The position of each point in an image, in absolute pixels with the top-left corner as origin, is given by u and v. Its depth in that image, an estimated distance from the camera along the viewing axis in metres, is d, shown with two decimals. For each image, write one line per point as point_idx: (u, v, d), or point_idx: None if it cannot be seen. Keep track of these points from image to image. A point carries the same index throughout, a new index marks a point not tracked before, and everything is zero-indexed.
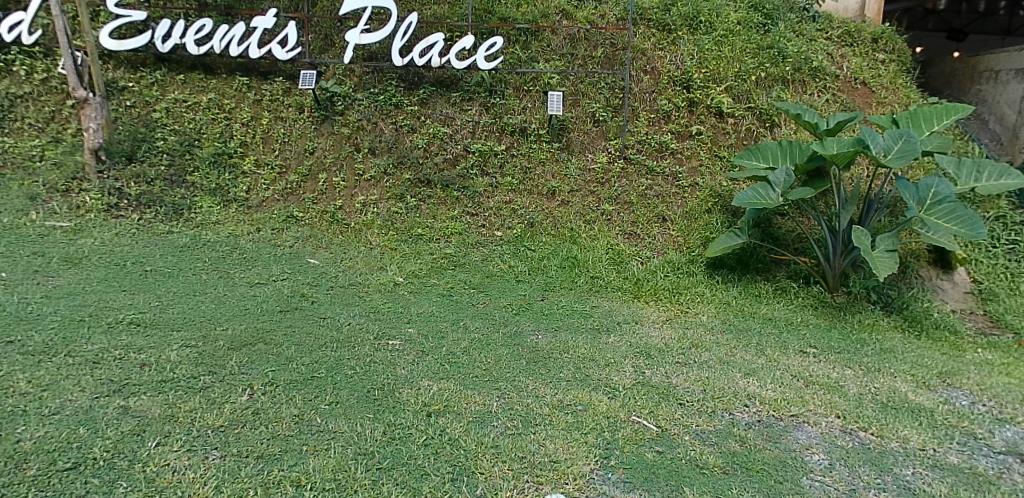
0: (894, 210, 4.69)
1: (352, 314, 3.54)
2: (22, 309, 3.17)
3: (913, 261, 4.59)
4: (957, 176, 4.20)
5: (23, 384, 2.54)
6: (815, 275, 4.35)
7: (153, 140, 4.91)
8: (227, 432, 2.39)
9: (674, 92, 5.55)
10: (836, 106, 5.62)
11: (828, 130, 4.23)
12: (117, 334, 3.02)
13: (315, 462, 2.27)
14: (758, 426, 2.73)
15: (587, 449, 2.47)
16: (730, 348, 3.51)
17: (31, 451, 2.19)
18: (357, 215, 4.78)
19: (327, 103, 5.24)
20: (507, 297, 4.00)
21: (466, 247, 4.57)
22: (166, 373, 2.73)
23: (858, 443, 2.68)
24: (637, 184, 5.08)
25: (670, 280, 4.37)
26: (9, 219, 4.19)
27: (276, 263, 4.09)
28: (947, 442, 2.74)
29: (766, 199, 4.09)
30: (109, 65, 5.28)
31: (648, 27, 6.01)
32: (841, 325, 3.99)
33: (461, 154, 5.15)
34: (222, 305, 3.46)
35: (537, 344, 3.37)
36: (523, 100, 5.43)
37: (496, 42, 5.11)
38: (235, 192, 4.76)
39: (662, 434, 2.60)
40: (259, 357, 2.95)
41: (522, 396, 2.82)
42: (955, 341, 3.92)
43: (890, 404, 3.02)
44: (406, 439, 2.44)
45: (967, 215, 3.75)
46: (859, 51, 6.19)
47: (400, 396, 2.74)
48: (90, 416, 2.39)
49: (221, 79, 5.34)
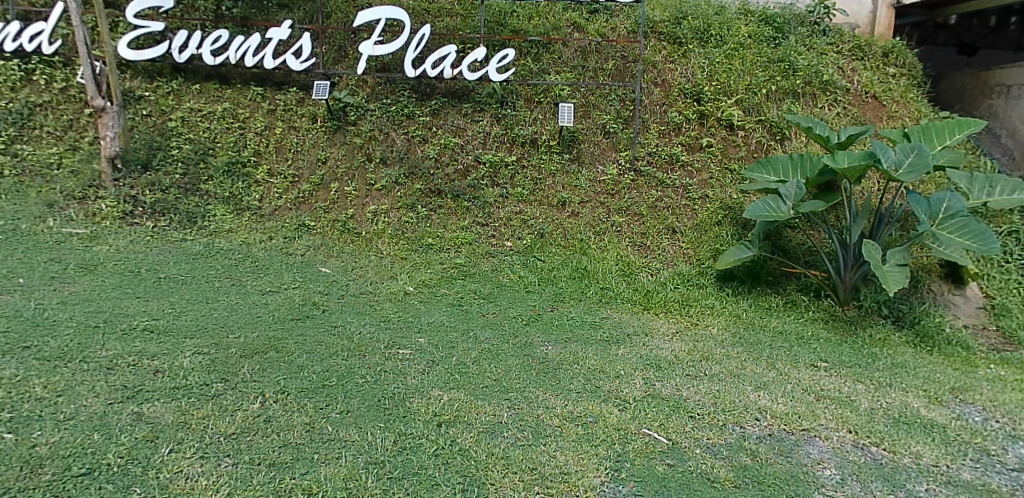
0: (905, 223, 4.69)
1: (363, 323, 3.57)
2: (39, 315, 3.21)
3: (924, 276, 4.57)
4: (969, 190, 4.18)
5: (40, 389, 2.57)
6: (825, 289, 4.34)
7: (168, 149, 4.97)
8: (239, 439, 2.40)
9: (684, 105, 5.58)
10: (846, 119, 5.63)
11: (839, 143, 4.24)
12: (131, 340, 3.06)
13: (326, 470, 2.28)
14: (769, 440, 2.73)
15: (597, 461, 2.47)
16: (740, 361, 3.51)
17: (47, 455, 2.21)
18: (368, 223, 4.81)
19: (340, 113, 5.31)
20: (518, 307, 4.02)
21: (477, 257, 4.59)
22: (178, 380, 2.75)
23: (870, 459, 2.66)
24: (648, 196, 5.10)
25: (681, 292, 4.38)
26: (26, 225, 4.24)
27: (288, 271, 4.12)
28: (960, 458, 2.72)
29: (777, 211, 4.09)
30: (127, 75, 5.37)
31: (659, 40, 6.04)
32: (852, 339, 3.98)
33: (472, 165, 5.19)
34: (235, 313, 3.49)
35: (547, 355, 3.38)
36: (534, 112, 5.48)
37: (508, 54, 5.16)
38: (249, 200, 4.80)
39: (673, 447, 2.60)
40: (272, 364, 2.97)
41: (533, 407, 2.83)
42: (967, 357, 3.90)
43: (903, 419, 3.01)
44: (417, 449, 2.45)
45: (980, 229, 3.75)
46: (870, 65, 6.19)
47: (411, 405, 2.75)
48: (104, 422, 2.41)
49: (236, 90, 5.42)
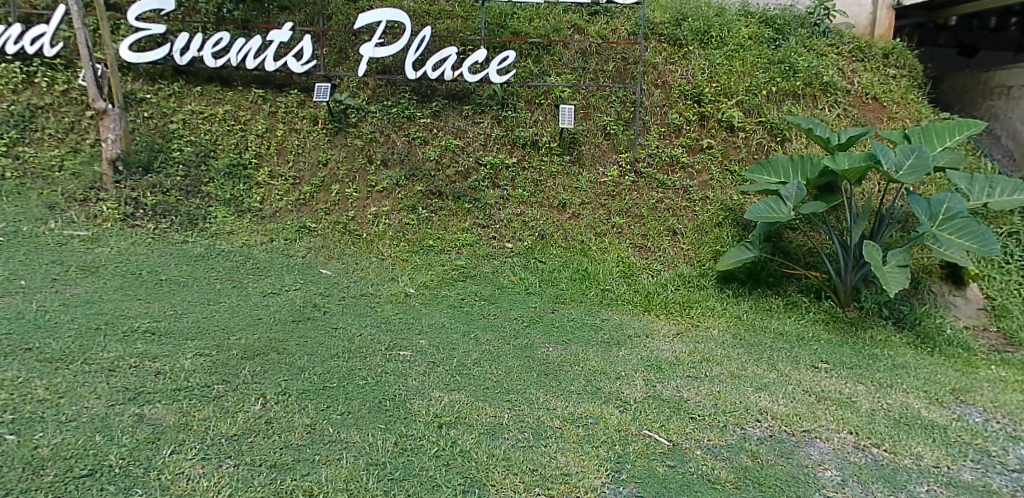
0: (905, 224, 4.69)
1: (364, 324, 3.57)
2: (41, 316, 3.21)
3: (925, 277, 4.57)
4: (970, 191, 4.18)
5: (41, 391, 2.58)
6: (826, 290, 4.35)
7: (169, 151, 4.98)
8: (240, 440, 2.41)
9: (685, 107, 5.59)
10: (847, 121, 5.64)
11: (840, 144, 4.25)
12: (132, 342, 3.06)
13: (327, 472, 2.29)
14: (770, 442, 2.73)
15: (598, 462, 2.47)
16: (741, 363, 3.51)
17: (48, 457, 2.21)
18: (369, 225, 4.82)
19: (341, 115, 5.32)
20: (518, 308, 4.02)
21: (477, 258, 4.59)
22: (180, 382, 2.75)
23: (871, 460, 2.66)
24: (648, 197, 5.10)
25: (681, 294, 4.38)
26: (28, 227, 4.25)
27: (289, 273, 4.13)
28: (960, 459, 2.72)
29: (777, 213, 4.09)
30: (129, 77, 5.38)
31: (659, 42, 6.05)
32: (853, 340, 3.98)
33: (473, 167, 5.19)
34: (236, 314, 3.49)
35: (548, 356, 3.38)
36: (535, 113, 5.49)
37: (508, 56, 5.17)
38: (250, 202, 4.81)
39: (674, 449, 2.60)
40: (273, 366, 2.97)
41: (534, 408, 2.83)
42: (968, 358, 3.90)
43: (903, 420, 3.01)
44: (418, 450, 2.45)
45: (981, 230, 3.76)
46: (870, 66, 6.20)
47: (411, 406, 2.75)
48: (105, 423, 2.42)
49: (237, 92, 5.43)
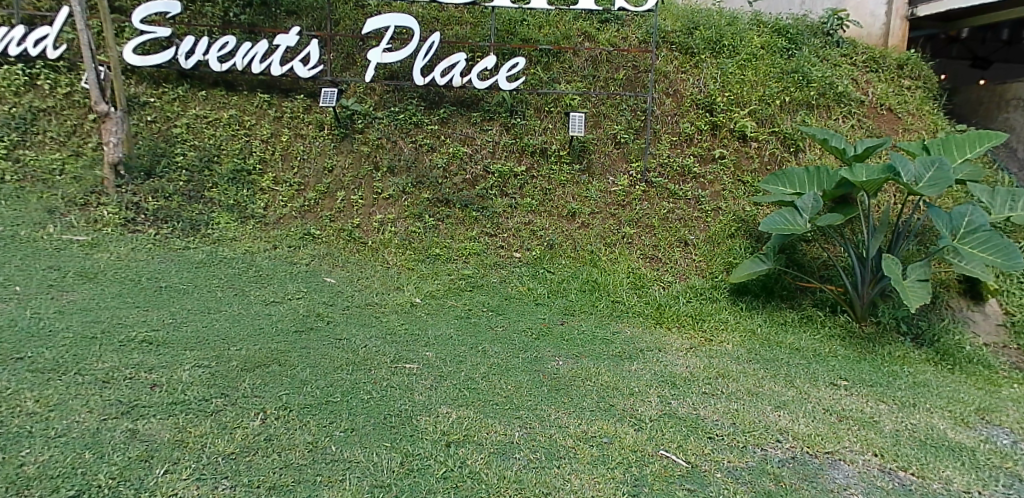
0: (923, 237, 4.58)
1: (368, 336, 3.46)
2: (35, 324, 3.11)
3: (943, 292, 4.45)
4: (991, 205, 4.07)
5: (31, 404, 2.47)
6: (842, 304, 4.23)
7: (173, 155, 4.90)
8: (239, 459, 2.29)
9: (697, 116, 5.49)
10: (861, 132, 5.55)
11: (857, 155, 4.13)
12: (128, 352, 2.95)
13: (330, 494, 2.18)
14: (792, 464, 2.61)
15: (614, 485, 2.35)
16: (757, 379, 3.39)
17: (35, 476, 2.10)
18: (374, 233, 4.72)
19: (347, 121, 5.23)
20: (526, 320, 3.91)
21: (485, 268, 4.49)
22: (177, 395, 2.65)
23: (898, 484, 2.54)
24: (659, 207, 5.00)
25: (693, 306, 4.26)
26: (27, 232, 4.15)
27: (292, 281, 4.02)
28: (992, 484, 2.60)
29: (793, 225, 3.99)
30: (132, 80, 5.32)
31: (671, 50, 5.96)
32: (871, 356, 3.86)
33: (480, 175, 5.09)
34: (237, 324, 3.39)
35: (558, 370, 3.27)
36: (545, 121, 5.41)
37: (518, 62, 5.07)
38: (253, 208, 4.72)
39: (693, 471, 2.48)
40: (273, 379, 2.87)
41: (545, 426, 2.72)
42: (990, 376, 3.79)
43: (929, 442, 2.88)
44: (424, 471, 2.34)
45: (1005, 245, 3.64)
46: (886, 77, 6.09)
47: (418, 423, 2.64)
48: (97, 439, 2.31)
49: (242, 97, 5.36)
